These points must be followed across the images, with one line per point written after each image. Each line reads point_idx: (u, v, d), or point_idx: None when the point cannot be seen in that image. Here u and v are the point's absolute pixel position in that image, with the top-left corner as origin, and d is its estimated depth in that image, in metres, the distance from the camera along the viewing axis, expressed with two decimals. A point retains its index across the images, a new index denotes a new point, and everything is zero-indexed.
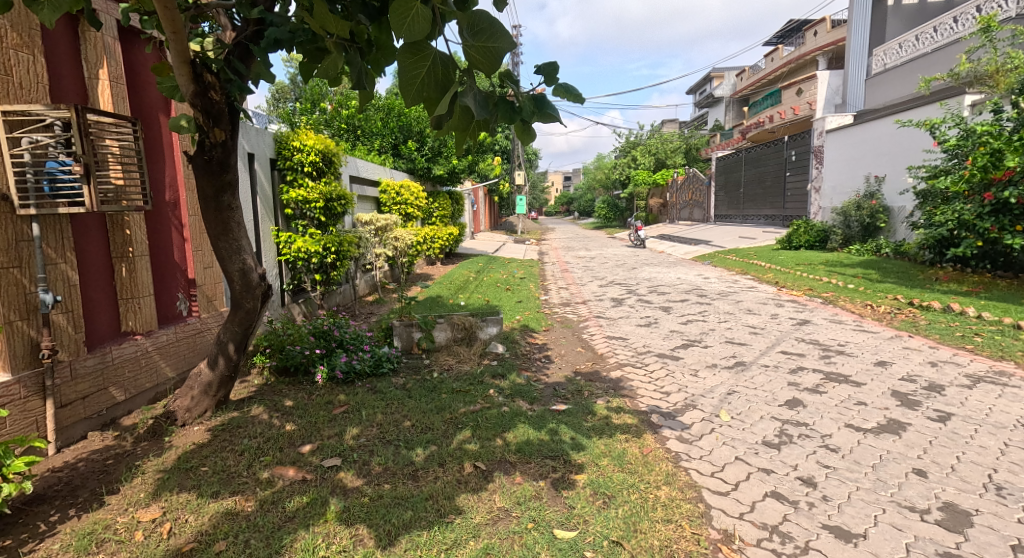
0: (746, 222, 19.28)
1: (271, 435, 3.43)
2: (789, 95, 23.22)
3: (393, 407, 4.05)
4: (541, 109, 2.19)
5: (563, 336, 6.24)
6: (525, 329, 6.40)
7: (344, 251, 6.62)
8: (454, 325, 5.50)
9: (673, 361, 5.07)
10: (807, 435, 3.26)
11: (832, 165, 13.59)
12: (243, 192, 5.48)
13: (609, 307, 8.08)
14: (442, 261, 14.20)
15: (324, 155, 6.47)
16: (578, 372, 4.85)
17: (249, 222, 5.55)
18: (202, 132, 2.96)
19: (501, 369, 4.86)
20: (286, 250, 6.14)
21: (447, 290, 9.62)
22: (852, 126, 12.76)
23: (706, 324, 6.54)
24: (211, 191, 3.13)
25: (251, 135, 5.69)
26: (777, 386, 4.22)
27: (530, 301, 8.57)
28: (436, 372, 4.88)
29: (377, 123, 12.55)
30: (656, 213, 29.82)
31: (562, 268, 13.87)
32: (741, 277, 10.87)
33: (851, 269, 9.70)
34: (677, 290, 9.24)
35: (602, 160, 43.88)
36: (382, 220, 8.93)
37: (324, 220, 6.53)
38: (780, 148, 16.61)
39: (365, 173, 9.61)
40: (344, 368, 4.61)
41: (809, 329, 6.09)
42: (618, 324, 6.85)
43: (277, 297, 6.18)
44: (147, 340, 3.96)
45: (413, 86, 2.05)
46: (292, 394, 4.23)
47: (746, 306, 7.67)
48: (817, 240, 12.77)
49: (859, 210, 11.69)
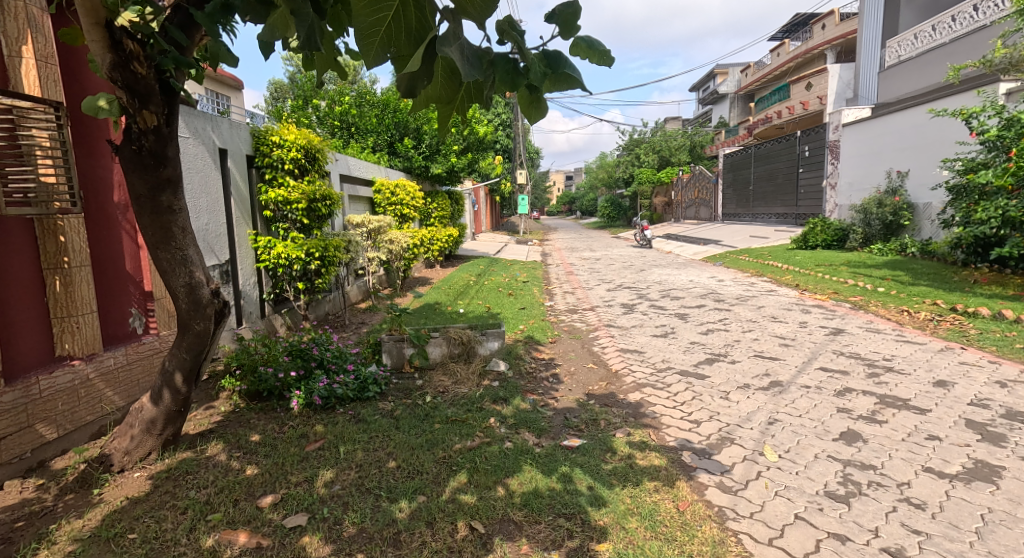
0: (756, 220, 18.64)
1: (226, 484, 2.84)
2: (798, 89, 22.59)
3: (377, 442, 3.46)
4: (555, 69, 1.60)
5: (571, 349, 5.63)
6: (530, 342, 5.80)
7: (331, 256, 6.00)
8: (450, 340, 4.91)
9: (698, 380, 4.48)
10: (879, 484, 2.68)
11: (850, 160, 12.95)
12: (213, 192, 4.88)
13: (620, 314, 7.48)
14: (441, 263, 13.62)
15: (307, 151, 5.84)
16: (591, 395, 4.25)
17: (219, 225, 4.96)
18: (127, 115, 2.36)
19: (504, 392, 4.26)
20: (265, 256, 5.56)
21: (446, 297, 9.03)
22: (873, 119, 12.10)
23: (728, 334, 5.94)
24: (144, 190, 2.52)
25: (223, 129, 5.10)
26: (826, 413, 3.63)
27: (534, 308, 7.97)
28: (429, 396, 4.30)
29: (371, 120, 12.00)
30: (660, 212, 29.21)
31: (566, 269, 13.29)
32: (757, 279, 10.24)
33: (877, 271, 9.08)
34: (691, 295, 8.64)
35: (604, 159, 43.24)
36: (376, 221, 8.33)
37: (308, 222, 5.91)
38: (792, 144, 15.97)
39: (357, 172, 9.01)
40: (325, 392, 4.02)
41: (845, 340, 5.49)
42: (632, 334, 6.25)
43: (256, 309, 5.61)
44: (88, 365, 3.37)
45: (372, 40, 1.46)
46: (261, 426, 3.65)
47: (768, 312, 7.06)
48: (836, 239, 12.16)
49: (880, 207, 11.07)
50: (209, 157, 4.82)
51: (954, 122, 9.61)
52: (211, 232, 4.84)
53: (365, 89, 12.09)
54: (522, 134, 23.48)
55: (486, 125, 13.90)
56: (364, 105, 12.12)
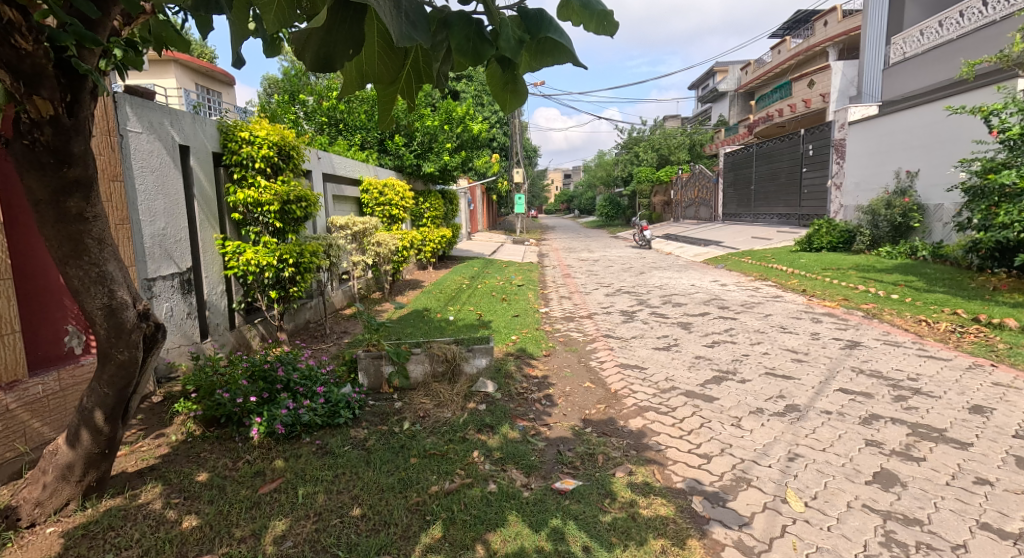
0: (757, 221, 18.24)
1: (154, 544, 2.41)
2: (800, 87, 22.12)
3: (344, 482, 3.04)
4: (534, 35, 1.22)
5: (567, 365, 5.20)
6: (521, 356, 5.37)
7: (307, 263, 5.55)
8: (433, 358, 4.46)
9: (706, 403, 4.05)
10: (929, 549, 2.26)
11: (856, 160, 12.56)
12: (173, 193, 4.44)
13: (619, 322, 7.06)
14: (434, 265, 13.19)
15: (281, 148, 5.39)
16: (588, 422, 3.82)
17: (180, 229, 4.52)
18: (15, 103, 1.92)
19: (490, 419, 3.83)
20: (233, 262, 5.13)
21: (436, 302, 8.60)
22: (880, 117, 11.70)
23: (735, 347, 5.52)
24: (43, 195, 2.06)
25: (185, 123, 4.63)
26: (852, 447, 3.20)
27: (528, 316, 7.54)
28: (408, 422, 3.87)
29: (360, 117, 11.51)
30: (659, 212, 28.81)
31: (563, 272, 12.88)
32: (762, 283, 9.84)
33: (888, 276, 8.67)
34: (693, 301, 8.22)
35: (603, 157, 42.78)
36: (361, 223, 7.89)
37: (281, 225, 5.46)
38: (795, 143, 15.56)
39: (343, 171, 8.57)
40: (288, 420, 3.60)
41: (862, 355, 5.06)
42: (632, 347, 5.83)
43: (224, 320, 5.18)
44: (9, 394, 2.92)
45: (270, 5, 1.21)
46: (213, 462, 3.20)
47: (777, 322, 6.64)
48: (841, 241, 11.78)
49: (889, 208, 10.68)
50: (168, 154, 4.38)
51: (971, 119, 9.18)
52: (171, 237, 4.41)
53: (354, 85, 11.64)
54: (519, 132, 23.03)
55: (480, 123, 13.47)
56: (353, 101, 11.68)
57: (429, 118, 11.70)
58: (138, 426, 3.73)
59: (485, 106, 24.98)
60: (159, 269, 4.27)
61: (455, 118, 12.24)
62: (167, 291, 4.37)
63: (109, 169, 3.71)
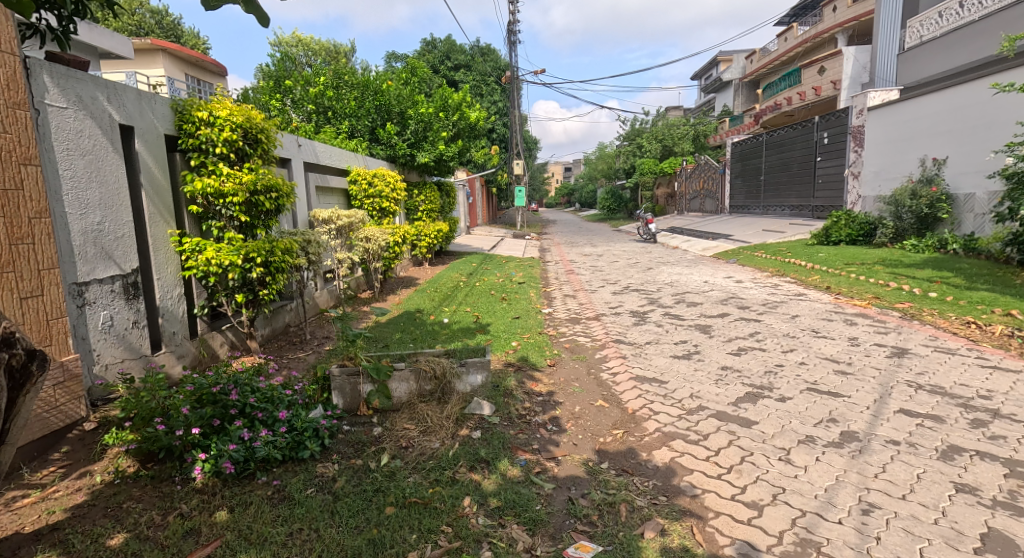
0: (768, 213, 17.55)
1: None
2: (810, 74, 21.37)
3: (299, 547, 2.40)
4: None
5: (574, 378, 4.56)
6: (522, 368, 4.73)
7: (278, 261, 4.87)
8: (419, 374, 3.80)
9: (744, 430, 3.40)
10: None
11: (875, 148, 11.92)
12: (113, 181, 3.77)
13: (629, 325, 6.41)
14: (430, 261, 12.57)
15: (247, 131, 4.68)
16: (603, 455, 3.18)
17: (123, 224, 3.85)
18: None
19: (487, 451, 3.19)
20: (191, 262, 4.46)
21: (429, 303, 7.95)
22: (903, 102, 11.02)
23: (765, 355, 4.86)
24: None
25: (128, 99, 3.95)
26: (940, 494, 2.54)
27: (530, 318, 6.89)
28: (387, 455, 3.22)
29: (350, 104, 10.78)
30: (663, 205, 28.12)
31: (566, 268, 12.21)
32: (780, 280, 9.17)
33: (920, 271, 8.01)
34: (709, 300, 7.56)
35: (604, 149, 41.91)
36: (346, 217, 7.27)
37: (249, 220, 4.76)
38: (809, 131, 14.85)
39: (327, 161, 7.87)
40: (239, 456, 2.93)
41: (916, 365, 4.39)
42: (647, 355, 5.17)
43: (183, 329, 4.50)
44: None
45: None
46: (136, 517, 2.61)
47: (807, 324, 5.98)
48: (862, 234, 11.13)
49: (914, 198, 10.01)
50: (106, 136, 3.72)
51: (1018, 98, 8.39)
52: (110, 234, 3.73)
53: (343, 70, 10.95)
54: (518, 123, 22.18)
55: (477, 110, 12.80)
56: (342, 87, 10.97)
57: (423, 105, 11.03)
58: (60, 463, 3.10)
59: (484, 95, 24.30)
60: (94, 271, 3.60)
61: (449, 106, 11.83)
62: (106, 297, 3.70)
63: (18, 151, 3.10)
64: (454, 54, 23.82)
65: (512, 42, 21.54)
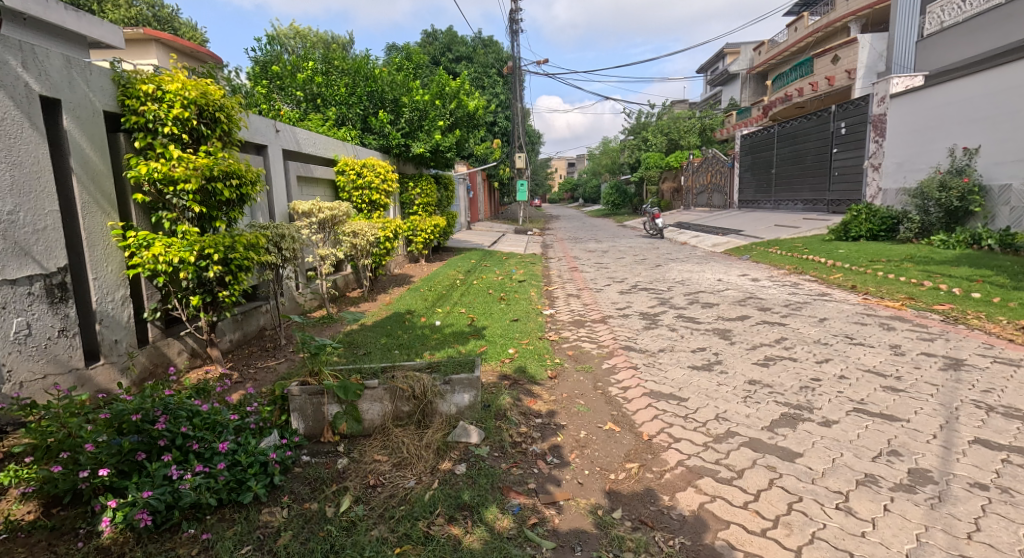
0: (779, 208, 16.88)
1: None
2: (823, 63, 20.67)
3: None
4: None
5: (578, 394, 3.95)
6: (519, 383, 4.12)
7: (242, 259, 4.25)
8: (395, 394, 3.20)
9: (786, 464, 2.78)
10: None
11: (898, 138, 11.27)
12: (30, 163, 3.17)
13: (640, 329, 5.80)
14: (426, 257, 11.97)
15: (203, 109, 4.07)
16: (616, 500, 2.59)
17: (44, 213, 3.24)
18: None
19: (472, 494, 2.60)
20: (136, 259, 3.84)
21: (422, 303, 7.36)
22: (932, 88, 10.35)
23: (798, 367, 4.24)
24: None
25: (53, 67, 3.34)
26: None
27: (530, 321, 6.29)
28: (350, 496, 2.63)
29: (340, 91, 10.15)
30: (669, 200, 27.44)
31: (570, 264, 11.59)
32: (798, 277, 8.57)
33: (955, 269, 7.37)
34: (726, 301, 6.93)
35: (608, 144, 41.15)
36: (328, 210, 6.63)
37: (208, 211, 4.14)
38: (825, 121, 14.18)
39: (310, 149, 7.26)
40: (159, 505, 2.33)
41: (978, 379, 3.78)
42: (661, 365, 4.56)
43: (129, 336, 3.89)
44: None
45: None
46: None
47: (839, 329, 5.35)
48: (883, 229, 10.49)
49: (943, 190, 9.39)
50: (21, 109, 3.12)
51: None
52: (26, 226, 3.13)
53: (334, 56, 10.40)
54: (520, 115, 21.47)
55: (476, 99, 12.15)
56: (332, 74, 10.37)
57: (419, 92, 10.43)
58: None
59: (485, 88, 23.61)
60: (3, 271, 3.00)
61: (446, 93, 11.16)
62: (20, 301, 3.10)
63: None
64: (456, 45, 23.35)
65: (514, 31, 20.86)
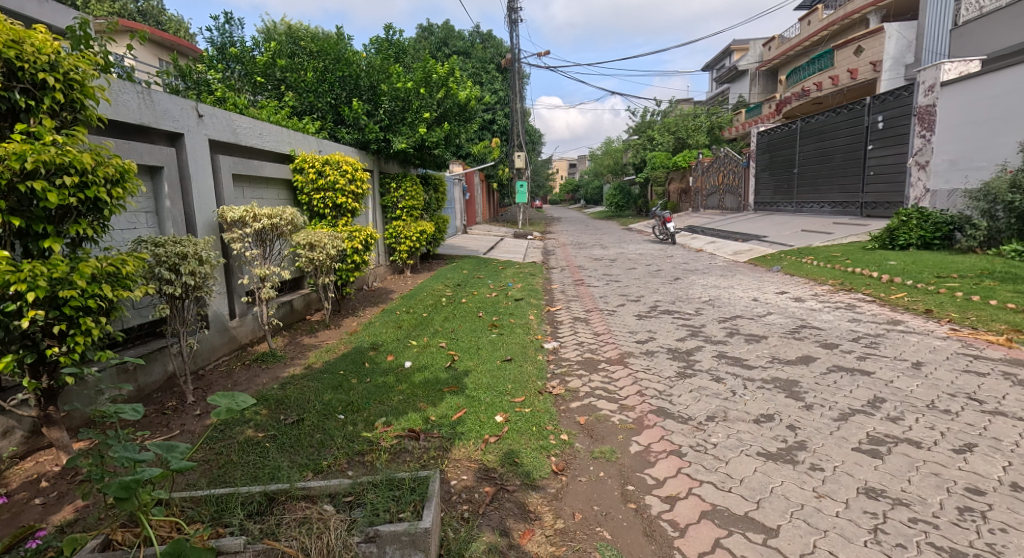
0: (802, 210, 15.45)
1: None
2: (845, 55, 19.20)
3: None
4: None
5: (599, 515, 2.52)
6: (506, 491, 2.69)
7: (85, 297, 2.76)
8: None
9: None
10: None
11: (950, 131, 9.83)
12: None
13: (672, 378, 4.33)
14: (411, 267, 10.60)
15: (15, 67, 2.63)
16: None
17: None
18: None
19: None
20: None
21: (393, 332, 5.90)
22: (996, 74, 8.93)
23: (929, 461, 2.78)
24: None
25: None
26: None
27: (527, 361, 4.83)
28: None
29: (307, 76, 8.77)
30: (676, 201, 25.63)
31: (574, 276, 10.14)
32: (850, 296, 7.13)
33: None
34: (775, 333, 5.45)
35: (611, 143, 39.69)
36: (267, 216, 5.12)
37: (22, 223, 2.65)
38: (859, 114, 12.70)
39: (252, 140, 5.80)
40: None
41: None
42: (715, 447, 3.10)
43: None
44: None
45: None
46: None
47: (951, 383, 3.87)
48: (937, 236, 9.07)
49: (1016, 191, 7.97)
50: None
51: None
52: None
53: (303, 37, 9.10)
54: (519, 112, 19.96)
55: (468, 88, 10.61)
56: (299, 57, 9.05)
57: (400, 78, 8.94)
58: None
59: (483, 83, 22.25)
60: None
61: (434, 81, 9.57)
62: None
63: None
64: (451, 40, 22.15)
65: (512, 22, 19.46)
